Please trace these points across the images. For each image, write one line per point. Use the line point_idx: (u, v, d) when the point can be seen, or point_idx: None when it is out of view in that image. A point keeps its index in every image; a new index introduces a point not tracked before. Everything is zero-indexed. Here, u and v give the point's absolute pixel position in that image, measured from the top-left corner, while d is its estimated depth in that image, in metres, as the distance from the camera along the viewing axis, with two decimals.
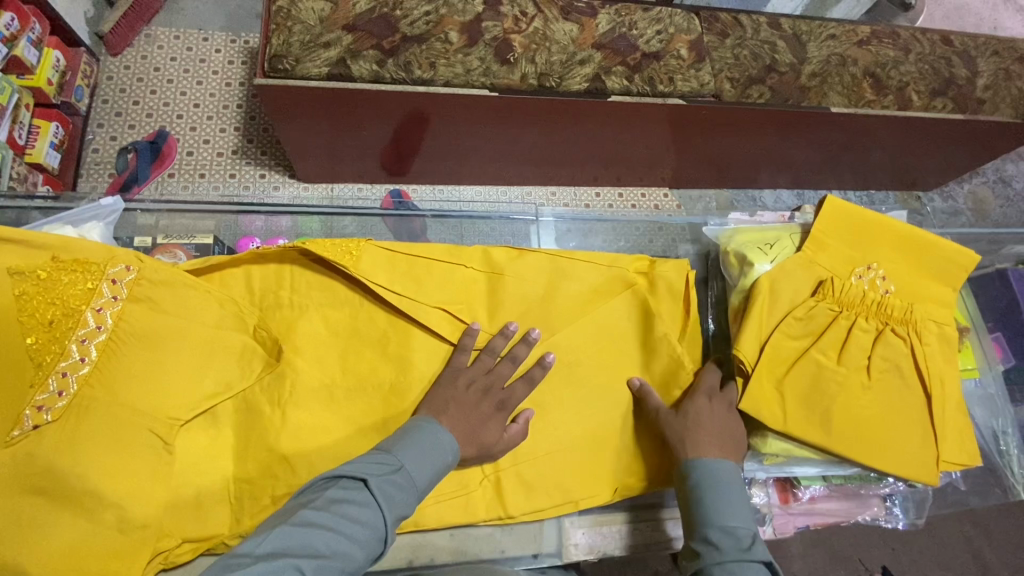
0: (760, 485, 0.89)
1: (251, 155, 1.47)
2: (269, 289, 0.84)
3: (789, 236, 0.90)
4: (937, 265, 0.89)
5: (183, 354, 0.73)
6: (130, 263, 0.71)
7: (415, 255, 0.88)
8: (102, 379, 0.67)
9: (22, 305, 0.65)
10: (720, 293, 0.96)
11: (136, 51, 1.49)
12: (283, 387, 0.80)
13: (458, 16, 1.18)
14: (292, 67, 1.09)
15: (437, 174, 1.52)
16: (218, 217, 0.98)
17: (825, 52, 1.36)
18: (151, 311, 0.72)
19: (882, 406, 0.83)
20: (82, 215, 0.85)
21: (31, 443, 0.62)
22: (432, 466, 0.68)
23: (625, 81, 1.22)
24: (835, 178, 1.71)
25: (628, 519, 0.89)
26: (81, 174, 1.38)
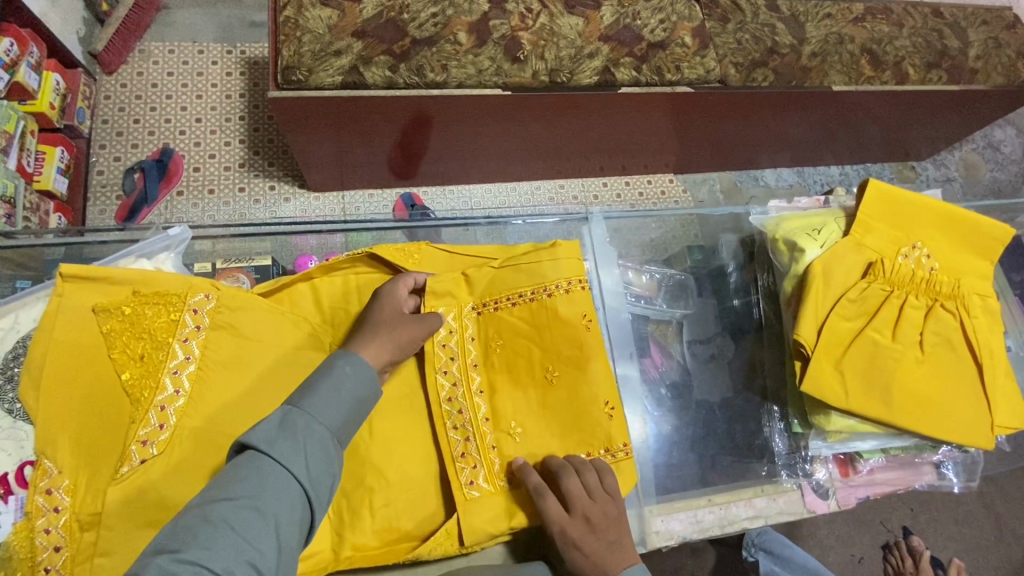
0: (820, 461, 0.92)
1: (259, 167, 1.45)
2: (339, 305, 0.85)
3: (835, 221, 0.93)
4: (972, 238, 0.93)
5: (266, 380, 0.71)
6: (209, 292, 0.73)
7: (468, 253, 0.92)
8: (197, 409, 0.67)
9: (111, 342, 0.68)
10: (768, 280, 0.98)
11: (131, 68, 1.47)
12: None
13: (465, 16, 1.18)
14: (306, 78, 1.09)
15: (450, 175, 1.52)
16: (272, 238, 0.98)
17: (823, 31, 1.38)
18: (233, 335, 0.72)
19: (936, 376, 0.86)
20: (152, 245, 0.81)
21: (139, 479, 0.62)
22: (341, 405, 0.64)
23: (634, 71, 1.23)
24: (833, 154, 1.75)
25: (702, 503, 0.87)
26: (89, 199, 1.36)
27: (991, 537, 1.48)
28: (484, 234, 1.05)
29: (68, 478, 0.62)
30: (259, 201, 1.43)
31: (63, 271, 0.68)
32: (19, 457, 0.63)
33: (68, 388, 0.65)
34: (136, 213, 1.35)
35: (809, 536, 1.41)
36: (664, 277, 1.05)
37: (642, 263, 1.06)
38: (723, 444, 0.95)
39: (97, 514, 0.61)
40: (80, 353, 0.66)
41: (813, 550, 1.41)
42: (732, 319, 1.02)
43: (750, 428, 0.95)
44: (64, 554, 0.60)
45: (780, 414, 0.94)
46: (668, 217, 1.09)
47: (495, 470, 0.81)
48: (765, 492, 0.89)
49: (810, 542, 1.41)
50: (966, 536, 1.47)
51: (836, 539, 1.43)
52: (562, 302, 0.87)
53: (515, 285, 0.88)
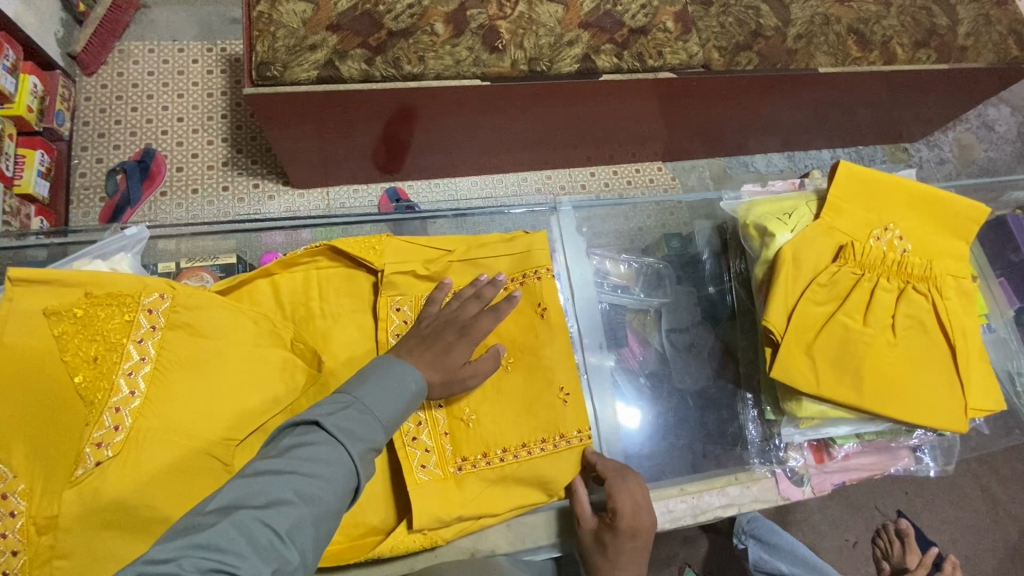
0: (795, 448, 0.92)
1: (241, 165, 1.45)
2: (299, 302, 0.86)
3: (806, 204, 0.92)
4: (947, 219, 0.92)
5: (226, 376, 0.71)
6: (164, 292, 0.73)
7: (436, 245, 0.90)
8: (153, 409, 0.67)
9: (63, 345, 0.67)
10: (741, 267, 0.98)
11: (111, 68, 1.46)
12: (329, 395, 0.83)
13: (442, 6, 1.16)
14: (280, 73, 1.07)
15: (434, 168, 1.51)
16: (236, 237, 0.98)
17: (809, 12, 1.35)
18: (190, 333, 0.72)
19: (908, 360, 0.86)
20: (108, 246, 0.83)
21: (95, 480, 0.62)
22: (395, 399, 0.64)
23: (615, 58, 1.22)
24: (824, 137, 1.72)
25: (674, 493, 0.86)
26: (71, 201, 1.35)
27: (985, 520, 1.48)
28: (451, 226, 1.04)
29: (25, 482, 0.61)
30: (241, 199, 1.43)
31: (12, 275, 0.68)
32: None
33: (17, 393, 0.63)
34: (118, 214, 1.34)
35: (801, 521, 1.41)
36: (642, 266, 1.04)
37: (620, 252, 1.05)
38: (698, 433, 0.94)
39: (54, 517, 0.61)
40: (32, 357, 0.65)
41: (806, 536, 1.41)
42: (710, 305, 1.01)
43: (724, 416, 0.95)
44: (21, 558, 0.60)
45: (754, 400, 0.94)
46: (644, 205, 1.08)
47: (447, 456, 0.80)
48: (738, 480, 0.89)
49: (803, 527, 1.41)
50: (960, 519, 1.47)
51: (829, 524, 1.43)
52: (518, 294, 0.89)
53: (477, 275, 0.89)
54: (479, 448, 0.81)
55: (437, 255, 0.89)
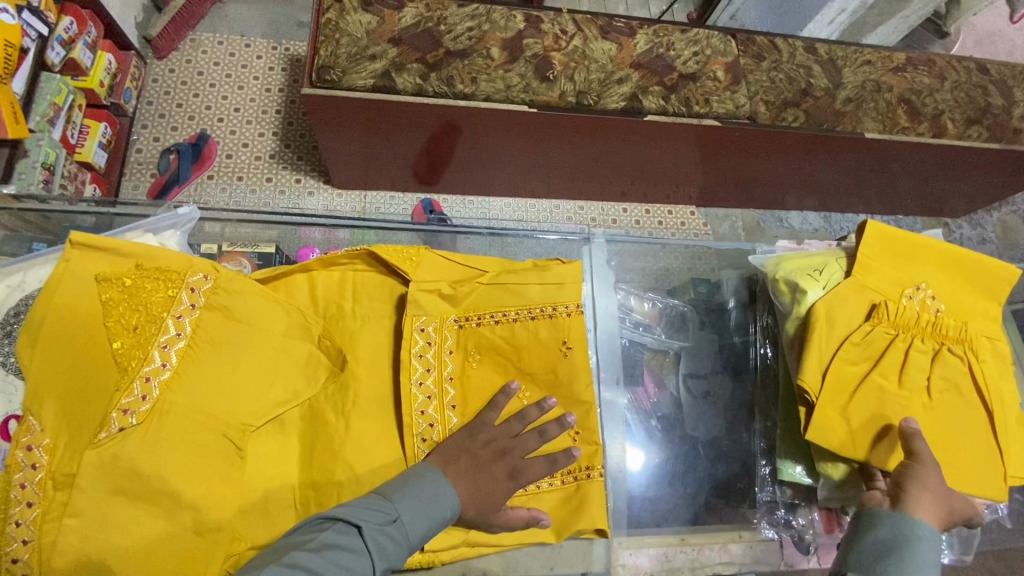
0: (805, 509, 0.87)
1: (288, 160, 1.49)
2: (332, 300, 0.87)
3: (836, 262, 0.91)
4: (980, 280, 0.91)
5: (253, 362, 0.75)
6: (208, 273, 0.75)
7: (468, 265, 0.90)
8: (181, 384, 0.69)
9: (108, 311, 0.70)
10: (767, 321, 0.96)
11: (181, 55, 1.54)
12: (347, 396, 0.81)
13: (500, 33, 1.21)
14: (339, 78, 1.12)
15: (469, 185, 1.53)
16: (278, 228, 1.01)
17: (860, 77, 1.36)
18: (226, 318, 0.75)
19: (948, 424, 0.83)
20: (159, 223, 0.85)
21: (116, 445, 0.64)
22: (429, 520, 0.64)
23: (662, 100, 1.24)
24: (863, 202, 1.71)
25: (674, 542, 0.86)
26: (125, 174, 1.42)
27: None
28: (484, 243, 1.06)
29: (49, 437, 0.64)
30: (281, 192, 1.47)
31: (73, 239, 0.72)
32: (6, 410, 0.67)
33: (62, 351, 0.67)
34: (166, 191, 1.39)
35: None
36: (667, 307, 1.04)
37: (644, 291, 1.06)
38: (707, 484, 0.93)
39: (71, 475, 0.63)
40: (81, 320, 0.68)
41: None
42: (732, 355, 0.99)
43: (734, 471, 0.93)
44: (34, 510, 0.61)
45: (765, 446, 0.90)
46: (676, 248, 1.08)
47: None
48: (741, 538, 0.88)
49: None
50: None
51: None
52: (545, 327, 0.84)
53: (502, 303, 0.86)
54: None
55: (467, 277, 0.88)
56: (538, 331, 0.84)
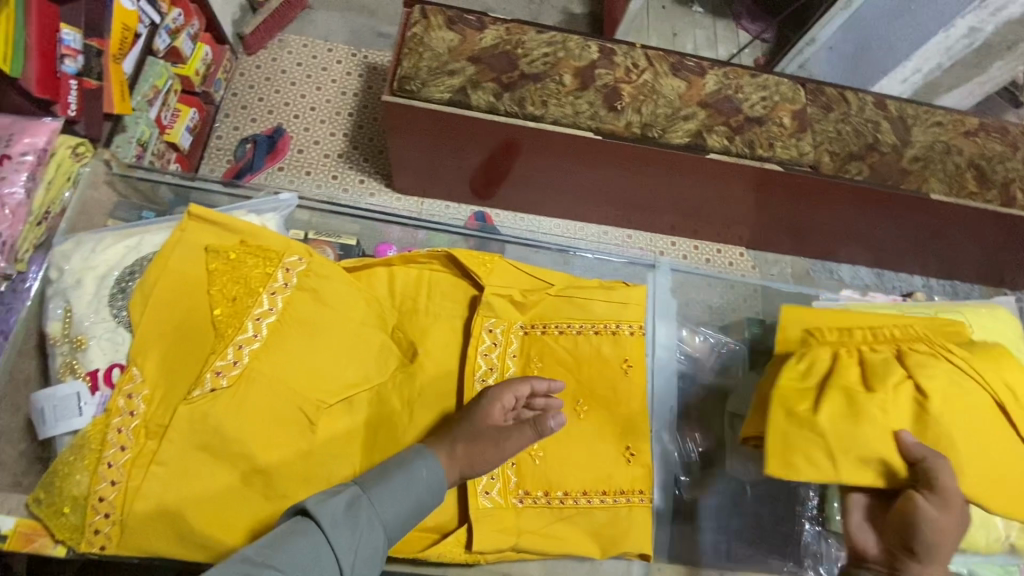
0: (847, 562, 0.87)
1: (354, 160, 1.56)
2: (408, 296, 0.94)
3: (902, 318, 0.88)
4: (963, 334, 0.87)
5: (331, 344, 0.81)
6: (302, 257, 0.84)
7: (541, 278, 0.96)
8: (267, 356, 0.76)
9: (212, 281, 0.79)
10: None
11: (268, 53, 1.64)
12: (411, 384, 0.87)
13: (574, 61, 1.26)
14: (418, 89, 1.18)
15: (523, 202, 1.57)
16: (362, 223, 1.06)
17: (930, 138, 1.35)
18: (314, 300, 0.82)
19: (969, 431, 0.75)
20: (263, 205, 0.94)
21: (206, 404, 0.72)
22: (402, 501, 0.68)
23: (726, 140, 1.25)
24: (919, 262, 1.67)
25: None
26: (204, 157, 1.51)
27: None
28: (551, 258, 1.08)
29: (148, 389, 0.73)
30: (344, 190, 1.53)
31: (192, 213, 0.82)
32: (111, 358, 0.75)
33: (171, 312, 0.76)
34: (240, 177, 1.48)
35: None
36: (717, 342, 1.04)
37: (697, 325, 1.07)
38: (743, 528, 0.91)
39: (163, 426, 0.71)
40: (189, 287, 0.78)
41: None
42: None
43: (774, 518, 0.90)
44: (127, 454, 0.70)
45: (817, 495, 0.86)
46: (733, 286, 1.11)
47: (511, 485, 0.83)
48: None
49: None
50: None
51: None
52: (608, 343, 0.92)
53: (573, 317, 0.93)
54: (541, 485, 0.84)
55: (539, 288, 0.95)
56: (603, 348, 0.92)
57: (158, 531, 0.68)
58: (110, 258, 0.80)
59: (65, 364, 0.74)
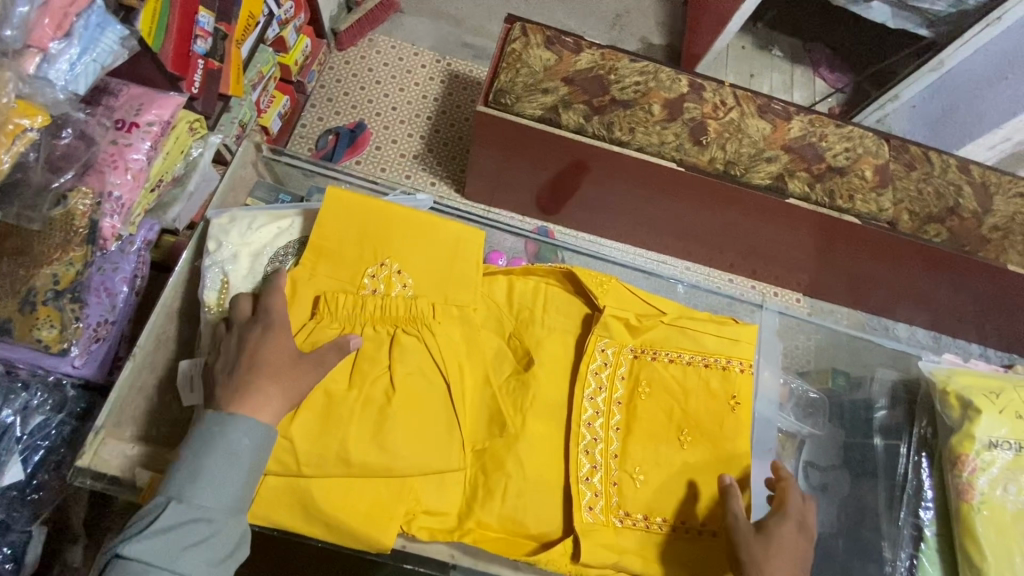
0: None
1: (428, 163, 1.60)
2: (525, 303, 0.92)
3: (1016, 389, 0.83)
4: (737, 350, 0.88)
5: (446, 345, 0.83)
6: (427, 254, 0.85)
7: (648, 301, 0.94)
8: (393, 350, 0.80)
9: (349, 270, 0.82)
10: (926, 432, 0.90)
11: (358, 50, 1.71)
12: (526, 395, 0.85)
13: (664, 92, 1.28)
14: (512, 103, 1.22)
15: (588, 222, 1.59)
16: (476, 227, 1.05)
17: (1011, 208, 1.33)
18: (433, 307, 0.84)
19: (406, 427, 0.76)
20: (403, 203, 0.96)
21: (333, 386, 0.76)
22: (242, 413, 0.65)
23: (807, 187, 1.26)
24: (979, 333, 1.62)
25: None
26: (290, 142, 1.56)
27: None
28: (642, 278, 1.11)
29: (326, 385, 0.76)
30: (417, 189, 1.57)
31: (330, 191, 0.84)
32: None
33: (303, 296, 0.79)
34: None
35: None
36: (799, 390, 0.98)
37: (785, 370, 1.01)
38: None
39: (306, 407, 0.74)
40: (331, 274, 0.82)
41: None
42: (860, 458, 0.93)
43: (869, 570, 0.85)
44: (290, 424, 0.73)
45: (908, 559, 0.83)
46: (818, 331, 1.08)
47: (610, 506, 0.80)
48: None
49: None
50: None
51: None
52: (715, 376, 0.86)
53: (679, 345, 0.88)
54: (641, 508, 0.80)
55: (652, 313, 0.93)
56: (710, 381, 0.85)
57: (286, 507, 0.70)
58: (264, 237, 0.81)
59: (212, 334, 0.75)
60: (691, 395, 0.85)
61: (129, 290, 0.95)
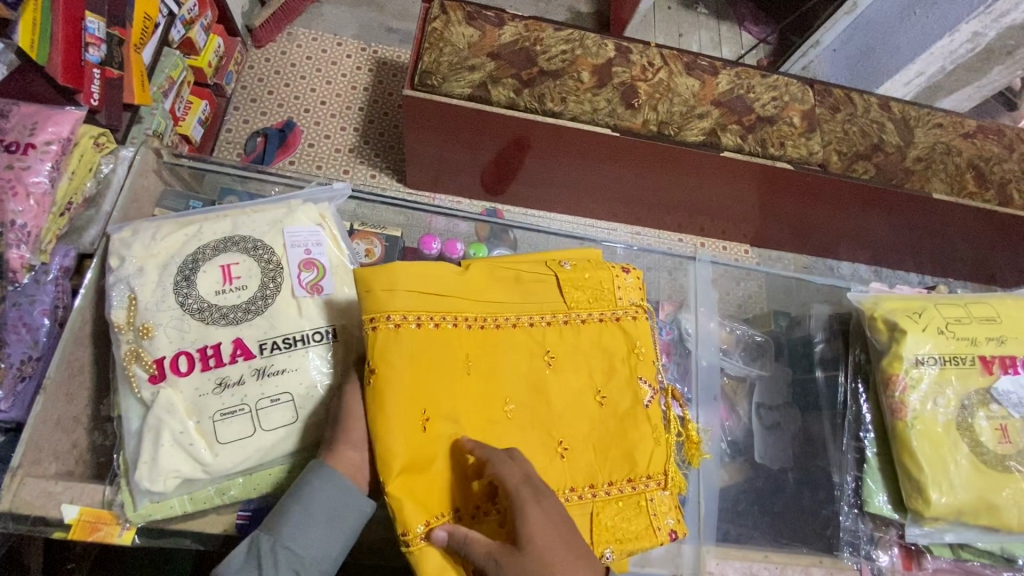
0: (884, 545, 0.84)
1: (366, 155, 1.56)
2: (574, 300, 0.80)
3: (935, 307, 0.88)
4: (522, 296, 0.78)
5: (581, 371, 0.77)
6: (562, 281, 0.80)
7: (509, 265, 0.81)
8: (562, 385, 0.75)
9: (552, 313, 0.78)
10: (861, 358, 0.93)
11: (277, 46, 1.63)
12: (610, 407, 0.77)
13: (591, 59, 1.28)
14: (439, 84, 1.19)
15: (534, 198, 1.58)
16: (406, 214, 1.01)
17: (931, 139, 1.38)
18: (564, 335, 0.78)
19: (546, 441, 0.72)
20: (317, 195, 0.80)
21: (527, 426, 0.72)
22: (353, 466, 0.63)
23: (739, 139, 1.28)
24: (915, 262, 1.71)
25: (758, 557, 0.76)
26: (216, 149, 1.49)
27: None
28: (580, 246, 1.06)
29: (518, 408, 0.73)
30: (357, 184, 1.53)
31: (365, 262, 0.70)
32: (178, 345, 0.65)
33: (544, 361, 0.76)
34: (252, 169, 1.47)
35: None
36: (744, 336, 1.01)
37: (729, 319, 1.03)
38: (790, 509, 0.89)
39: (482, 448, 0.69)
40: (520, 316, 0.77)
41: None
42: (807, 392, 0.97)
43: (819, 497, 0.89)
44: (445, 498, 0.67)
45: (854, 481, 0.87)
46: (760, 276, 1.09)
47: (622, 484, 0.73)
48: (822, 563, 0.77)
49: None
50: None
51: None
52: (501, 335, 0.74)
53: (528, 305, 0.78)
54: (597, 474, 0.73)
55: (539, 281, 0.80)
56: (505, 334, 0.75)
57: None
58: (170, 243, 0.70)
59: (127, 355, 0.65)
60: (529, 358, 0.75)
61: (53, 322, 0.85)
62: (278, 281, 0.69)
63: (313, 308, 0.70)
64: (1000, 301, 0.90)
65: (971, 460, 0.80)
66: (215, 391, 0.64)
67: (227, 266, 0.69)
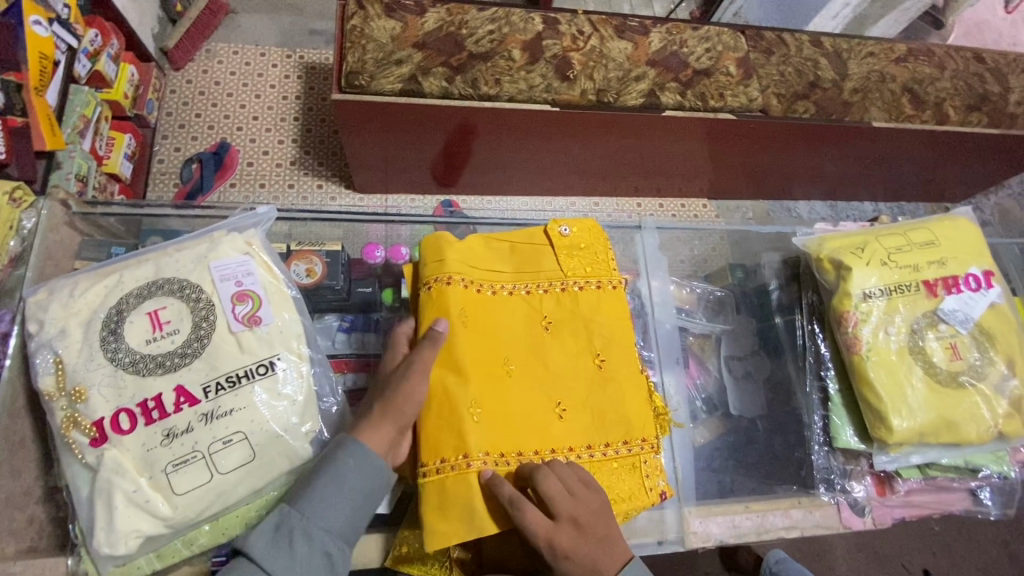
0: (857, 476, 0.87)
1: (309, 166, 1.51)
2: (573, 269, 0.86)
3: (878, 239, 0.90)
4: (531, 263, 0.85)
5: (582, 336, 0.82)
6: (560, 252, 0.86)
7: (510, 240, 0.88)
8: (558, 352, 0.80)
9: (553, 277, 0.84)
10: (814, 300, 0.95)
11: (197, 65, 1.56)
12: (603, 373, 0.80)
13: (520, 35, 1.25)
14: (367, 83, 1.15)
15: (486, 184, 1.56)
16: (344, 226, 0.99)
17: (865, 69, 1.39)
18: (568, 303, 0.83)
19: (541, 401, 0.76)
20: (241, 222, 0.76)
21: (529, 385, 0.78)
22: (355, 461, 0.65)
23: (678, 96, 1.27)
24: (867, 191, 1.74)
25: (738, 509, 0.79)
26: (149, 183, 1.44)
27: None
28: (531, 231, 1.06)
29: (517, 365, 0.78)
30: (305, 198, 1.49)
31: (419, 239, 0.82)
32: (117, 402, 0.63)
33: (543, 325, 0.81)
34: (190, 199, 1.41)
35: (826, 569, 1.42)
36: (704, 293, 1.03)
37: (687, 278, 1.05)
38: (766, 457, 0.92)
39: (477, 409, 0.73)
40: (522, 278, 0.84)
41: None
42: (769, 339, 0.99)
43: (791, 441, 0.92)
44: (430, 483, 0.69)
45: (822, 419, 0.89)
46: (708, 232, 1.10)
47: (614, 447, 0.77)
48: (800, 503, 0.80)
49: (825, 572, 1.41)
50: None
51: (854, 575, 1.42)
52: (520, 298, 0.82)
53: (524, 273, 0.84)
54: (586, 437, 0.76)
55: (537, 253, 0.86)
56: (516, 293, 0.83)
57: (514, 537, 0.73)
58: (91, 297, 0.67)
59: (64, 421, 0.62)
60: (528, 318, 0.81)
61: None
62: (213, 318, 0.67)
63: (254, 341, 0.68)
64: (938, 224, 0.92)
65: (927, 382, 0.83)
66: (161, 442, 0.62)
67: (154, 312, 0.67)
